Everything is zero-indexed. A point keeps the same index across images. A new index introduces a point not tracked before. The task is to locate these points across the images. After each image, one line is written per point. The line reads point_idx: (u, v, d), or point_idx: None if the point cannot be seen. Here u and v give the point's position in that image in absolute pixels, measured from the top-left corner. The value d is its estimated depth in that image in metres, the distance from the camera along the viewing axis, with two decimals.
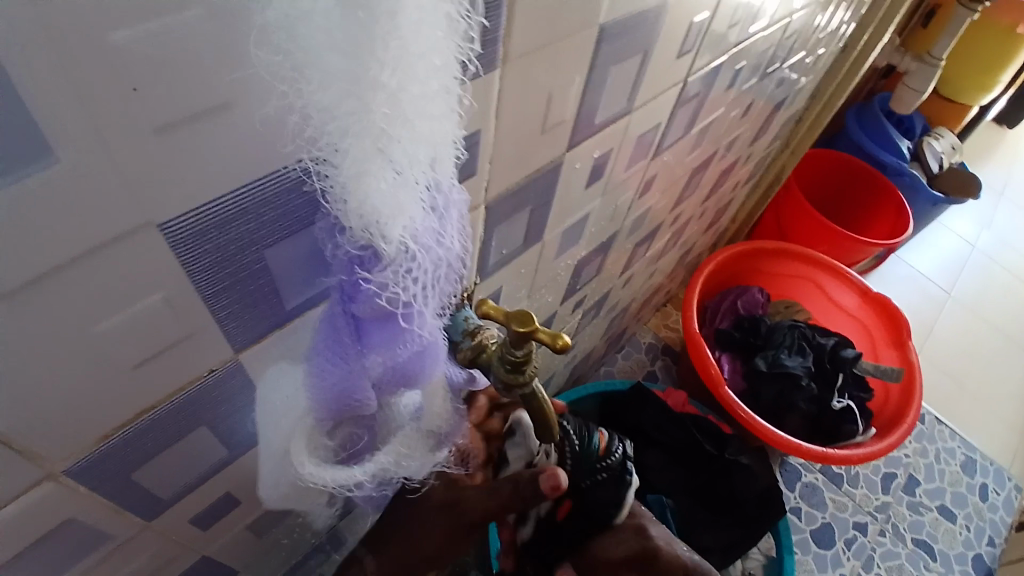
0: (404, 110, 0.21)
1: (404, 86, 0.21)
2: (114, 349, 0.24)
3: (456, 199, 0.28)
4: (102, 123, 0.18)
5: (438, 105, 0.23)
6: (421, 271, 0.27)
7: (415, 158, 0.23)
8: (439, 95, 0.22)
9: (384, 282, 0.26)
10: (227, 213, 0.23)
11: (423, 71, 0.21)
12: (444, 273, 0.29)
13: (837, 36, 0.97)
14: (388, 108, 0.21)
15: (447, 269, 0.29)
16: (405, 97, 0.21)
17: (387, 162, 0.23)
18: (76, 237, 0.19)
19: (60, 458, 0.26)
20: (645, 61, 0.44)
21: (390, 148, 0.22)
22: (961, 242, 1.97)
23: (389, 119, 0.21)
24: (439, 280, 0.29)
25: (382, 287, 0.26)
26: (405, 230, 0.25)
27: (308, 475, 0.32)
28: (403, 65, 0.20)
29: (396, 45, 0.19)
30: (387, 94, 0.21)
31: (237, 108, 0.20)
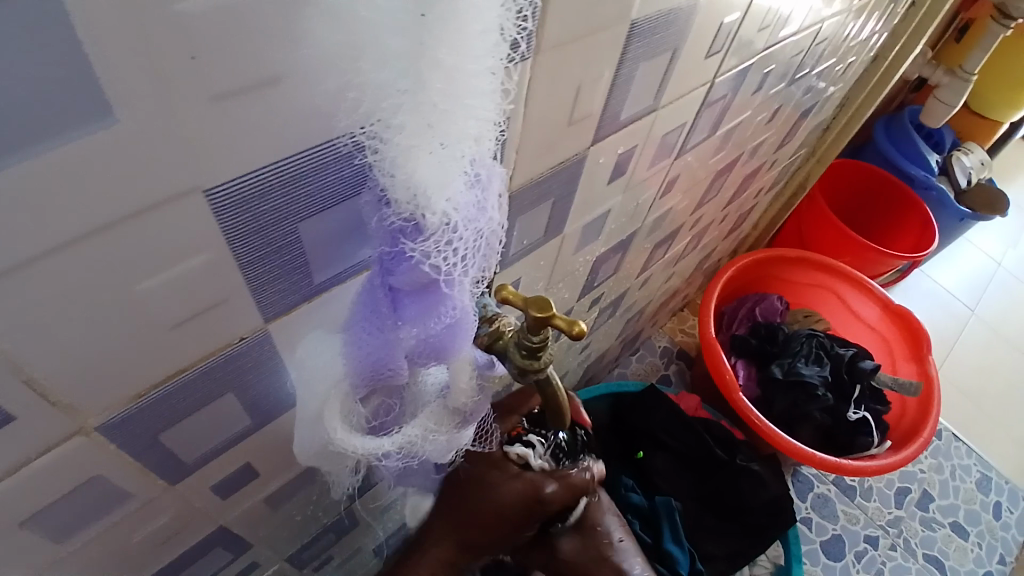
0: (457, 88, 0.23)
1: (458, 64, 0.22)
2: (153, 309, 0.25)
3: (498, 169, 0.28)
4: (161, 88, 0.19)
5: (485, 84, 0.24)
6: (461, 242, 0.27)
7: (465, 134, 0.24)
8: (487, 74, 0.23)
9: (425, 252, 0.27)
10: (274, 182, 0.24)
11: (476, 52, 0.22)
12: (484, 244, 0.29)
13: (869, 44, 0.97)
14: (443, 84, 0.22)
15: (486, 242, 0.29)
16: (458, 74, 0.22)
17: (435, 137, 0.24)
18: (127, 195, 0.21)
19: (95, 412, 0.27)
20: (673, 59, 0.45)
21: (440, 124, 0.23)
22: (986, 260, 1.94)
23: (443, 95, 0.23)
24: (478, 251, 0.29)
25: (422, 257, 0.27)
26: (448, 202, 0.25)
27: (339, 441, 0.33)
28: (454, 42, 0.21)
29: (448, 22, 0.21)
30: (441, 71, 0.22)
31: (284, 82, 0.21)
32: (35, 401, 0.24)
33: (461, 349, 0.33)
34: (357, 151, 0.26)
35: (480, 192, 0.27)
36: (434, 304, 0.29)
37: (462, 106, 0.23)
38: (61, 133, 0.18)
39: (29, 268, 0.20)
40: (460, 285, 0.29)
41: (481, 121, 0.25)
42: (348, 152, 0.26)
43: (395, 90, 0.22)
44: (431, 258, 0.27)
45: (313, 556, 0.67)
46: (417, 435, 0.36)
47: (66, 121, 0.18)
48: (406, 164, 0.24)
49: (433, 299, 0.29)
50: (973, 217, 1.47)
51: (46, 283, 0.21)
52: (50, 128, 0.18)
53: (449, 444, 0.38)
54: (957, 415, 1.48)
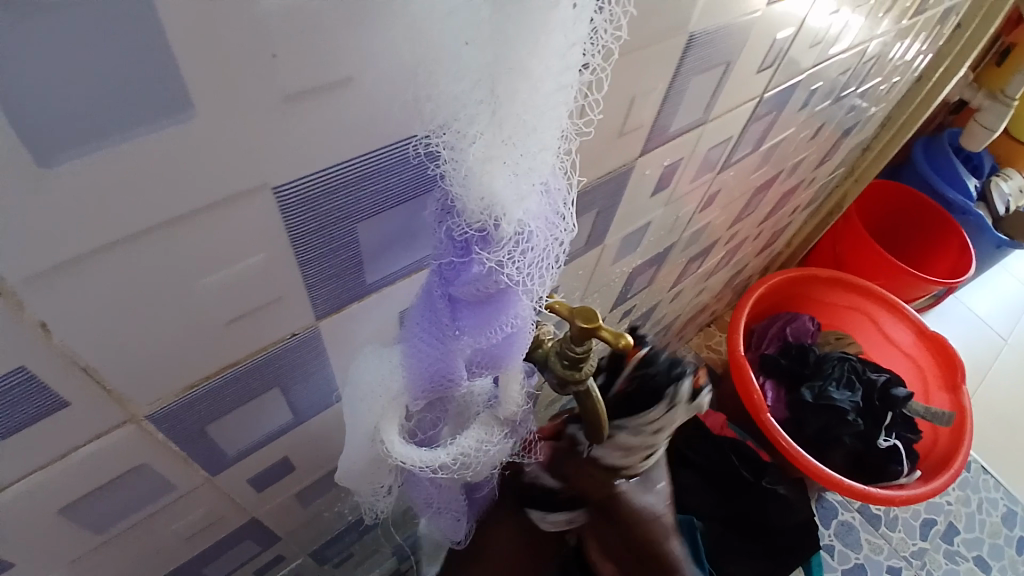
0: (542, 101, 0.22)
1: (543, 76, 0.21)
2: (211, 303, 0.25)
3: (572, 182, 0.27)
4: (238, 84, 0.19)
5: (570, 93, 0.23)
6: (535, 253, 0.26)
7: (543, 146, 0.23)
8: (572, 83, 0.22)
9: (498, 262, 0.26)
10: (337, 184, 0.25)
11: (557, 65, 0.21)
12: (554, 256, 0.28)
13: (914, 65, 0.95)
14: (527, 95, 0.21)
15: (556, 255, 0.28)
16: (542, 87, 0.21)
17: (514, 149, 0.22)
18: (197, 191, 0.21)
19: (144, 403, 0.28)
20: (726, 73, 0.44)
21: (521, 137, 0.22)
22: (1022, 289, 1.89)
23: (525, 106, 0.22)
24: (549, 267, 0.28)
25: (495, 267, 0.26)
26: (524, 212, 0.24)
27: (396, 454, 0.32)
28: (546, 49, 0.20)
29: (542, 30, 0.20)
30: (530, 81, 0.21)
31: (356, 84, 0.22)
32: (88, 388, 0.25)
33: (515, 361, 0.33)
34: (425, 157, 0.27)
35: (554, 202, 0.26)
36: (497, 315, 0.29)
37: (543, 121, 0.22)
38: (136, 125, 0.18)
39: (95, 257, 0.20)
40: (528, 294, 0.28)
41: (558, 135, 0.23)
42: (416, 156, 0.26)
43: (471, 100, 0.22)
44: (505, 269, 0.26)
45: (334, 554, 0.67)
46: (471, 445, 0.35)
47: (145, 113, 0.18)
48: (483, 174, 0.23)
49: (497, 309, 0.28)
50: (1012, 245, 1.43)
51: (109, 272, 0.21)
52: (128, 120, 0.18)
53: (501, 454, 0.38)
54: (989, 447, 1.44)
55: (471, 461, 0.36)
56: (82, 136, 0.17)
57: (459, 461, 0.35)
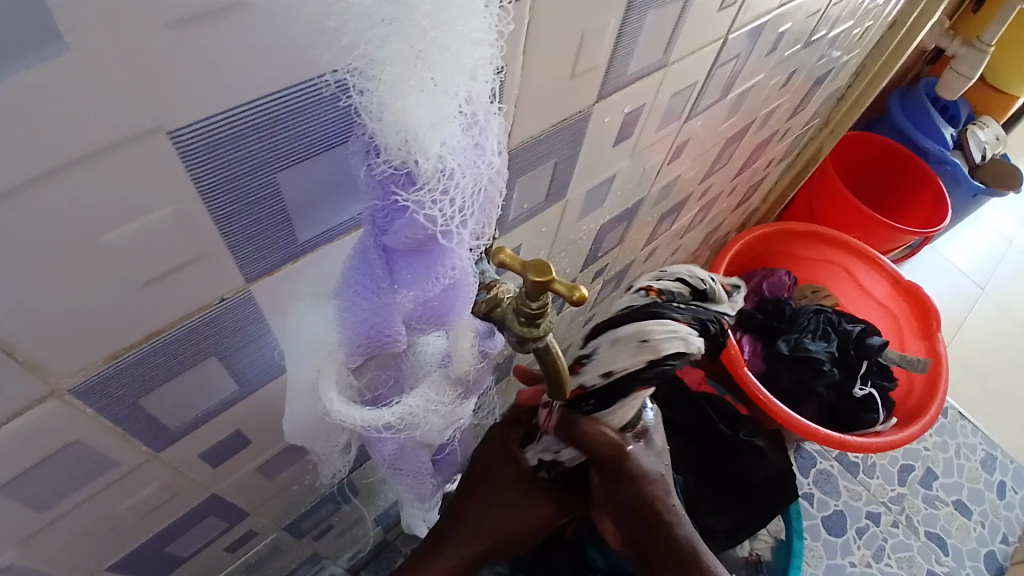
0: (448, 12, 0.20)
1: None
2: (123, 262, 0.23)
3: (497, 112, 0.25)
4: (112, 6, 0.17)
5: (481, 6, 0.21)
6: (460, 193, 0.24)
7: (459, 67, 0.21)
8: None
9: (419, 203, 0.24)
10: (244, 126, 0.22)
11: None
12: (486, 196, 0.26)
13: (885, 10, 0.93)
14: (432, 6, 0.20)
15: (487, 194, 0.26)
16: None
17: (428, 73, 0.21)
18: (83, 135, 0.19)
19: (66, 375, 0.26)
20: (684, 11, 0.42)
21: (431, 55, 0.21)
22: (997, 237, 1.91)
23: (433, 19, 0.20)
24: (479, 204, 0.26)
25: (416, 209, 0.24)
26: (443, 145, 0.22)
27: (336, 413, 0.31)
28: None
29: None
30: None
31: (253, 8, 0.19)
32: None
33: (461, 314, 0.31)
34: (341, 94, 0.24)
35: (478, 135, 0.24)
36: (432, 264, 0.27)
37: (455, 35, 0.21)
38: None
39: None
40: (459, 241, 0.26)
41: (478, 55, 0.22)
42: (332, 93, 0.24)
43: (376, 18, 0.20)
44: (428, 211, 0.24)
45: (312, 526, 0.67)
46: (419, 406, 0.34)
47: (4, 44, 0.16)
48: (395, 102, 0.21)
49: (431, 258, 0.27)
50: (987, 193, 1.43)
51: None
52: None
53: (450, 411, 0.37)
54: (964, 394, 1.46)
55: (416, 422, 0.36)
56: None
57: (407, 421, 0.35)
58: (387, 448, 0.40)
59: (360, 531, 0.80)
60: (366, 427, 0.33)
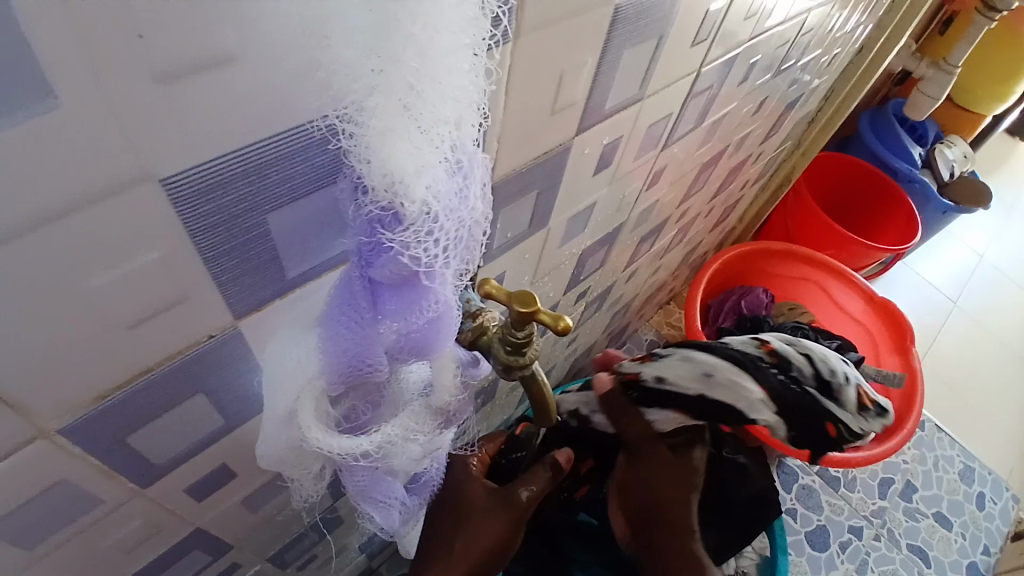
0: (434, 67, 0.21)
1: (435, 40, 0.20)
2: (112, 305, 0.24)
3: (481, 157, 0.26)
4: (107, 64, 0.17)
5: (465, 60, 0.22)
6: (443, 233, 0.25)
7: (445, 117, 0.22)
8: (466, 49, 0.21)
9: (405, 243, 0.25)
10: (235, 171, 0.23)
11: (452, 27, 0.20)
12: (468, 234, 0.27)
13: (853, 37, 0.96)
14: (417, 62, 0.20)
15: (470, 235, 0.27)
16: (435, 52, 0.20)
17: (416, 122, 0.22)
18: (75, 186, 0.19)
19: (51, 417, 0.26)
20: (659, 47, 0.44)
21: (418, 105, 0.21)
22: (967, 252, 1.96)
23: (420, 73, 0.21)
24: (460, 244, 0.27)
25: (399, 249, 0.25)
26: (428, 188, 0.23)
27: (314, 441, 0.31)
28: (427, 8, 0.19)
29: None
30: (417, 48, 0.20)
31: (244, 63, 0.20)
32: None
33: (443, 346, 0.32)
34: (331, 138, 0.25)
35: (463, 180, 0.25)
36: (416, 298, 0.28)
37: (441, 86, 0.21)
38: None
39: None
40: (442, 279, 0.27)
41: (461, 104, 0.23)
42: (322, 136, 0.25)
43: (364, 70, 0.21)
44: (411, 249, 0.25)
45: (296, 556, 0.66)
46: (397, 434, 0.35)
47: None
48: (382, 147, 0.22)
49: (415, 293, 0.28)
50: (955, 210, 1.48)
51: None
52: None
53: (429, 443, 0.38)
54: (940, 407, 1.49)
55: (395, 451, 0.36)
56: None
57: (385, 450, 0.35)
58: (361, 478, 0.39)
59: (345, 559, 0.79)
60: (344, 456, 0.33)
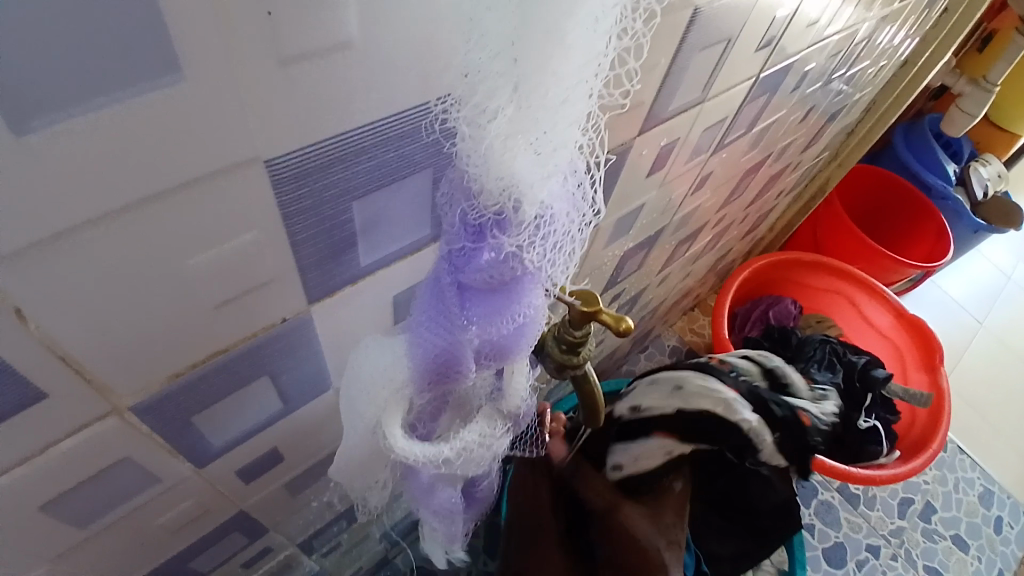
0: (570, 78, 0.21)
1: (578, 49, 0.20)
2: (200, 284, 0.24)
3: (596, 166, 0.26)
4: (230, 43, 0.17)
5: (598, 71, 0.21)
6: (553, 238, 0.25)
7: (572, 124, 0.22)
8: (603, 58, 0.21)
9: (518, 246, 0.24)
10: (337, 153, 0.23)
11: (593, 35, 0.20)
12: (574, 239, 0.27)
13: (900, 50, 0.95)
14: (559, 69, 0.20)
15: (576, 241, 0.27)
16: (579, 60, 0.20)
17: (546, 130, 0.22)
18: (183, 164, 0.19)
19: (127, 393, 0.26)
20: (726, 51, 0.43)
21: (547, 114, 0.21)
22: (995, 272, 1.93)
23: (560, 80, 0.20)
24: (566, 250, 0.27)
25: (514, 251, 0.25)
26: (547, 195, 0.23)
27: (398, 450, 0.30)
28: (575, 19, 0.19)
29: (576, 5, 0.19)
30: (561, 54, 0.20)
31: (358, 49, 0.20)
32: (68, 378, 0.23)
33: (524, 353, 0.31)
34: (439, 134, 0.25)
35: (578, 187, 0.25)
36: (509, 306, 0.27)
37: (570, 94, 0.21)
38: (119, 90, 0.17)
39: (76, 235, 0.19)
40: (540, 284, 0.27)
41: (586, 114, 0.22)
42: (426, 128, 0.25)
43: (495, 74, 0.20)
44: (526, 253, 0.25)
45: (322, 543, 0.66)
46: (474, 441, 0.34)
47: (130, 76, 0.16)
48: (504, 152, 0.22)
49: (508, 299, 0.27)
50: (989, 229, 1.45)
51: (89, 253, 0.20)
52: (111, 83, 0.16)
53: (493, 451, 0.36)
54: (962, 428, 1.47)
55: (470, 458, 0.34)
56: (59, 105, 0.16)
57: (464, 456, 0.34)
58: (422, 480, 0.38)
59: (365, 548, 0.79)
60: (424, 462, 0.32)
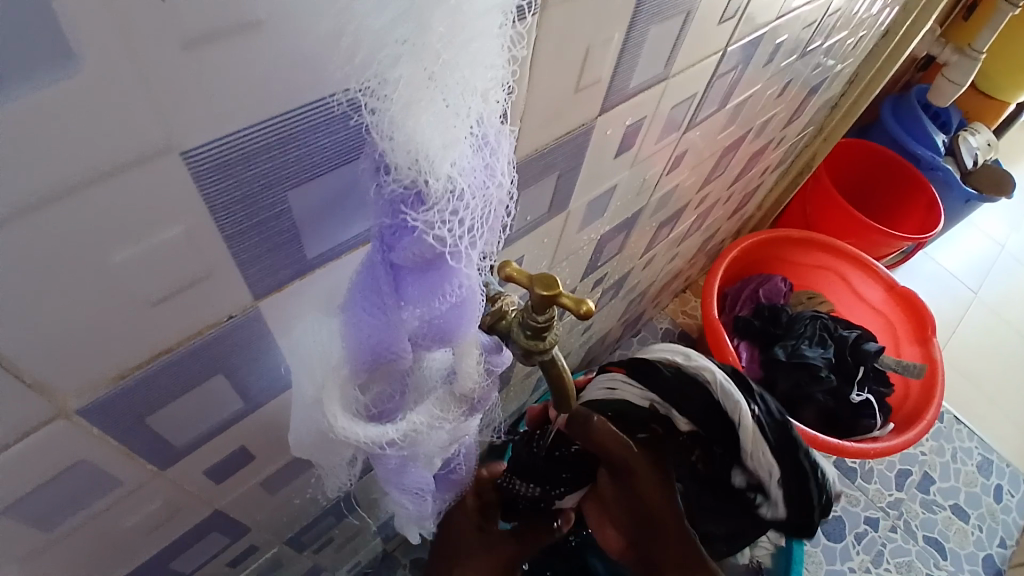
0: (463, 35, 0.20)
1: (462, 6, 0.20)
2: (132, 280, 0.23)
3: (507, 134, 0.25)
4: (124, 28, 0.17)
5: (494, 32, 0.21)
6: (467, 212, 0.24)
7: (471, 88, 0.22)
8: (497, 15, 0.21)
9: (429, 223, 0.24)
10: (254, 147, 0.22)
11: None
12: (491, 214, 0.26)
13: (878, 20, 0.93)
14: (447, 28, 0.20)
15: (494, 214, 0.26)
16: (464, 19, 0.20)
17: (442, 95, 0.21)
18: (96, 157, 0.19)
19: (72, 395, 0.25)
20: (686, 23, 0.42)
21: (443, 75, 0.21)
22: (989, 242, 1.93)
23: (447, 41, 0.20)
24: (486, 221, 0.26)
25: (426, 228, 0.24)
26: (453, 165, 0.23)
27: (339, 430, 0.31)
28: None
29: None
30: (448, 12, 0.20)
31: (268, 28, 0.20)
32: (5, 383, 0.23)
33: (467, 331, 0.31)
34: (352, 112, 0.25)
35: (489, 156, 0.25)
36: (440, 282, 0.27)
37: (469, 59, 0.21)
38: (15, 86, 0.16)
39: None
40: (466, 259, 0.26)
41: (490, 78, 0.22)
42: (343, 111, 0.24)
43: (392, 40, 0.20)
44: (436, 230, 0.24)
45: (312, 539, 0.66)
46: (422, 423, 0.34)
47: (25, 70, 0.16)
48: (407, 121, 0.21)
49: (438, 276, 0.27)
50: (979, 198, 1.44)
51: (8, 253, 0.19)
52: (4, 77, 0.16)
53: (455, 428, 0.37)
54: (959, 399, 1.47)
55: (419, 438, 0.35)
56: None
57: (411, 438, 0.35)
58: (388, 463, 0.39)
59: (360, 544, 0.80)
60: (369, 444, 0.33)
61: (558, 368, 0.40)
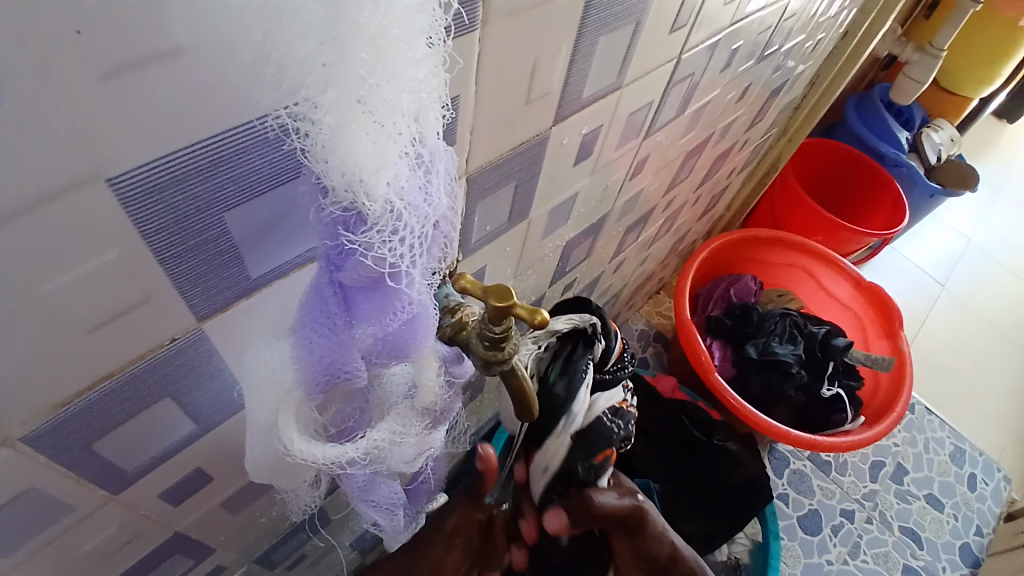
0: (386, 57, 0.20)
1: (383, 31, 0.20)
2: (68, 309, 0.23)
3: (444, 150, 0.26)
4: (47, 65, 0.17)
5: (421, 52, 0.21)
6: (407, 232, 0.25)
7: (400, 109, 0.22)
8: (421, 39, 0.21)
9: (368, 243, 0.24)
10: (184, 169, 0.22)
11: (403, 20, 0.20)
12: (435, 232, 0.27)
13: (837, 22, 0.95)
14: (368, 54, 0.20)
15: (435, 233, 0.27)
16: (386, 44, 0.20)
17: (372, 117, 0.21)
18: (21, 188, 0.18)
19: (15, 424, 0.25)
20: (637, 33, 0.43)
21: (372, 98, 0.21)
22: (955, 236, 1.97)
23: (371, 67, 0.20)
24: (427, 242, 0.26)
25: (365, 248, 0.25)
26: (389, 186, 0.23)
27: (297, 454, 0.30)
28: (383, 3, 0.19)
29: None
30: (367, 38, 0.19)
31: (191, 55, 0.19)
32: None
33: (422, 345, 0.31)
34: (284, 134, 0.24)
35: (426, 173, 0.25)
36: (388, 301, 0.27)
37: (396, 81, 0.21)
38: None
39: None
40: (411, 278, 0.27)
41: (420, 97, 0.22)
42: (274, 134, 0.24)
43: (317, 63, 0.20)
44: (378, 250, 0.24)
45: (285, 556, 0.65)
46: (385, 439, 0.34)
47: None
48: (339, 146, 0.21)
49: (386, 295, 0.27)
50: (943, 193, 1.47)
51: None
52: None
53: (421, 442, 0.37)
54: (929, 391, 1.50)
55: (385, 454, 0.35)
56: None
57: (373, 454, 0.34)
58: (356, 481, 0.38)
59: (337, 559, 0.79)
60: (329, 463, 0.32)
61: (522, 382, 0.41)
